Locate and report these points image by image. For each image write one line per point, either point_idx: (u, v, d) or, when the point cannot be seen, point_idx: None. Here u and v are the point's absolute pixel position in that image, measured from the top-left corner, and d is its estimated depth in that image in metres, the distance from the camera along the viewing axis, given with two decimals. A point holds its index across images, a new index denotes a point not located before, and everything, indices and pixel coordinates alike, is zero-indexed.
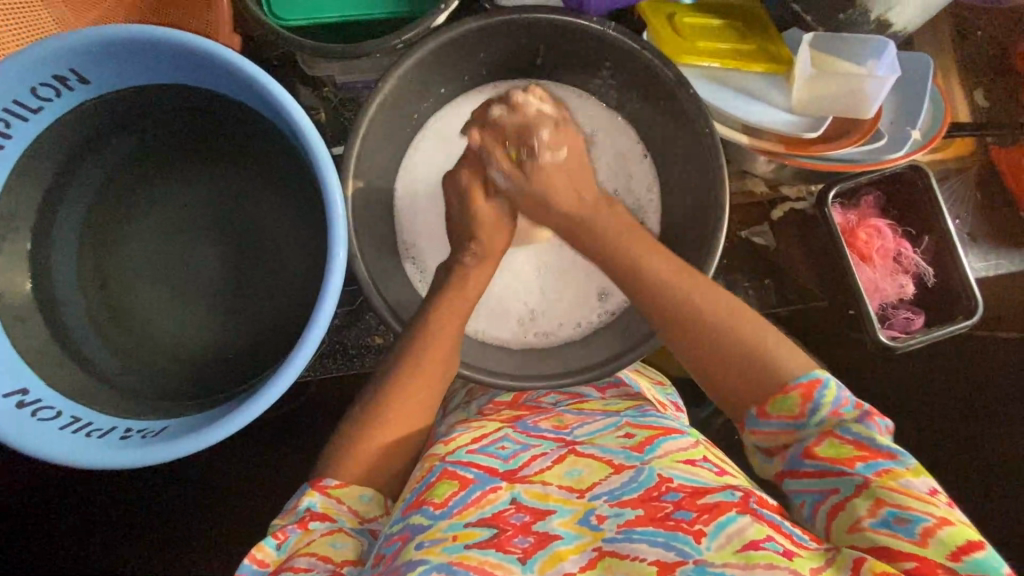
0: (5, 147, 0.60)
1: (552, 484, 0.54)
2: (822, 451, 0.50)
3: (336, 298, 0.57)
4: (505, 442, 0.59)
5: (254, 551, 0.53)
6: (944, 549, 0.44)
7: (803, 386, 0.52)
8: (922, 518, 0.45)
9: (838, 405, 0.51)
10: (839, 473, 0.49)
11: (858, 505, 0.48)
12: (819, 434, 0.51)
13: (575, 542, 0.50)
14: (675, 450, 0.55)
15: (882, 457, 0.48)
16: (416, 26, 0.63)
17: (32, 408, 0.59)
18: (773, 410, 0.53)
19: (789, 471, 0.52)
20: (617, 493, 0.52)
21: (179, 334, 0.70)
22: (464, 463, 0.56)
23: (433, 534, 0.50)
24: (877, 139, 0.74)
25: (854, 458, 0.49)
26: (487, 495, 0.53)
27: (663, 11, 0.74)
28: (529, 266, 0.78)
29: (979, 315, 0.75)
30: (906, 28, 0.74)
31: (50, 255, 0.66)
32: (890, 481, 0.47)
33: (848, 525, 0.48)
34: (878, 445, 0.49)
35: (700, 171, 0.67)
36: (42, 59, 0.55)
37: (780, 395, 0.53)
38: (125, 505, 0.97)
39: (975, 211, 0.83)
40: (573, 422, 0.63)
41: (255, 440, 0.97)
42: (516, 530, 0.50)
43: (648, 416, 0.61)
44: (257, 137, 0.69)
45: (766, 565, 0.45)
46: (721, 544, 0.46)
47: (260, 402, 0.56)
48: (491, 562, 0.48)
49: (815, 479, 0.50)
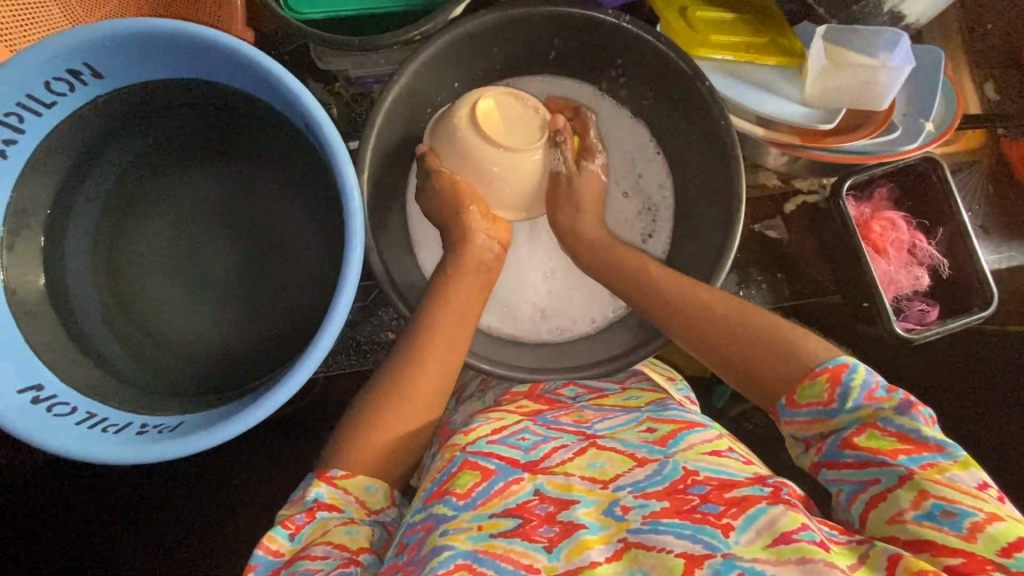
0: (18, 142, 0.59)
1: (575, 475, 0.54)
2: (862, 441, 0.50)
3: (353, 291, 0.57)
4: (526, 433, 0.59)
5: (266, 543, 0.53)
6: (994, 545, 0.42)
7: (831, 370, 0.53)
8: (970, 512, 0.44)
9: (870, 388, 0.51)
10: (881, 464, 0.49)
11: (900, 496, 0.47)
12: (858, 424, 0.51)
13: (601, 533, 0.49)
14: (700, 442, 0.55)
15: (928, 449, 0.48)
16: (435, 18, 0.62)
17: (47, 405, 0.58)
18: (802, 396, 0.54)
19: (827, 461, 0.52)
20: (642, 485, 0.52)
21: (192, 330, 0.69)
22: (486, 453, 0.56)
23: (457, 523, 0.50)
24: (890, 132, 0.74)
25: (896, 450, 0.48)
26: (511, 486, 0.53)
27: (675, 5, 0.74)
28: (544, 261, 0.78)
29: (994, 308, 0.74)
30: (918, 19, 0.75)
31: (63, 251, 0.66)
32: (936, 473, 0.46)
33: (888, 517, 0.47)
34: (924, 437, 0.48)
35: (717, 163, 0.67)
36: (57, 52, 0.55)
37: (807, 381, 0.54)
38: (133, 504, 0.96)
39: (987, 203, 0.83)
40: (593, 417, 0.63)
41: (265, 438, 0.96)
42: (541, 520, 0.50)
43: (671, 410, 0.60)
44: (270, 131, 0.68)
45: (797, 560, 0.44)
46: (750, 539, 0.46)
47: (277, 396, 0.56)
48: (518, 551, 0.48)
49: (855, 470, 0.50)
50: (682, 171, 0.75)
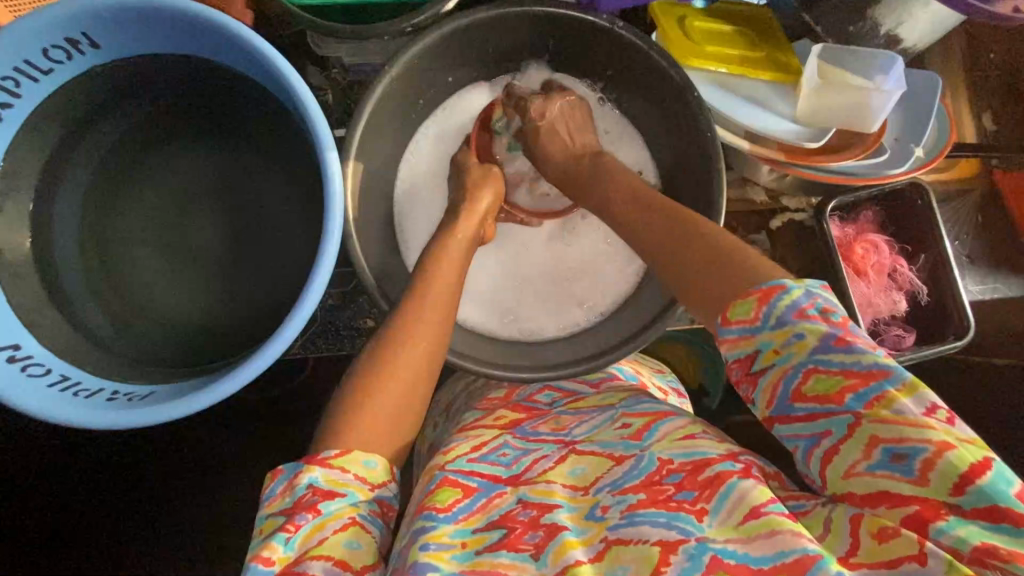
0: (13, 106, 0.60)
1: (556, 482, 0.54)
2: (810, 389, 0.45)
3: (327, 274, 0.58)
4: (506, 449, 0.60)
5: (261, 552, 0.49)
6: (947, 482, 0.41)
7: (762, 290, 0.48)
8: (919, 450, 0.41)
9: (801, 308, 0.46)
10: (829, 412, 0.45)
11: (852, 447, 0.44)
12: (799, 369, 0.46)
13: (583, 535, 0.49)
14: (672, 430, 0.55)
15: (874, 379, 0.43)
16: (427, 10, 0.63)
17: (21, 363, 0.59)
18: (733, 315, 0.49)
19: (777, 416, 0.48)
20: (620, 483, 0.52)
21: (175, 302, 0.70)
22: (466, 472, 0.56)
23: (438, 537, 0.50)
24: (878, 154, 0.74)
25: (842, 391, 0.44)
26: (493, 501, 0.54)
27: (675, 14, 0.75)
28: (520, 258, 0.80)
29: (971, 336, 0.75)
30: (916, 45, 0.74)
31: (52, 215, 0.67)
32: (882, 410, 0.43)
33: (843, 471, 0.45)
34: (867, 367, 0.44)
35: (700, 173, 0.67)
36: (54, 20, 0.56)
37: (737, 300, 0.49)
38: (109, 472, 0.98)
39: (975, 234, 0.83)
40: (571, 422, 0.63)
41: (245, 411, 0.98)
42: (525, 527, 0.50)
43: (643, 403, 0.60)
44: (262, 112, 0.69)
45: (767, 533, 0.44)
46: (722, 520, 0.46)
47: (243, 374, 0.56)
48: (505, 563, 0.48)
49: (805, 423, 0.46)
50: (669, 180, 0.75)
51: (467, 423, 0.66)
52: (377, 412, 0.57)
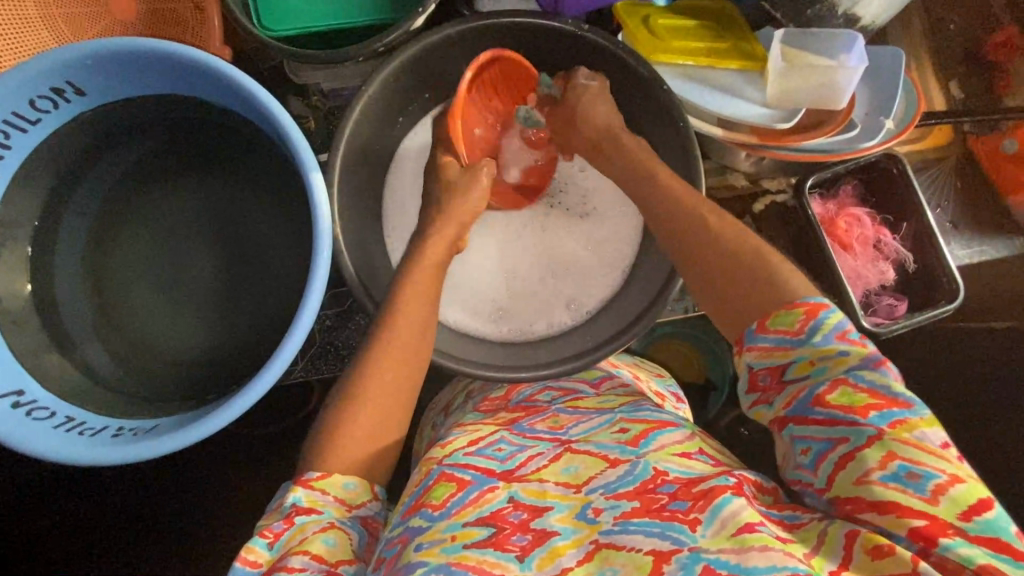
0: (5, 156, 0.62)
1: (549, 481, 0.54)
2: (833, 399, 0.45)
3: (321, 294, 0.58)
4: (501, 444, 0.59)
5: (244, 554, 0.51)
6: (955, 508, 0.41)
7: (809, 304, 0.48)
8: (934, 475, 0.41)
9: (843, 329, 0.47)
10: (851, 422, 0.44)
11: (869, 456, 0.43)
12: (829, 380, 0.45)
13: (572, 537, 0.49)
14: (669, 443, 0.55)
15: (898, 405, 0.44)
16: (394, 31, 0.65)
17: (27, 408, 0.60)
18: (773, 323, 0.49)
19: (793, 417, 0.47)
20: (613, 486, 0.51)
21: (173, 336, 0.71)
22: (461, 465, 0.55)
23: (431, 535, 0.50)
24: (850, 129, 0.75)
25: (867, 406, 0.44)
26: (485, 495, 0.52)
27: (638, 14, 0.76)
28: (507, 260, 0.80)
29: (962, 299, 0.76)
30: (874, 21, 0.76)
31: (49, 262, 0.68)
32: (904, 432, 0.43)
33: (855, 477, 0.44)
34: (894, 393, 0.44)
35: (677, 164, 0.69)
36: (37, 73, 0.58)
37: (783, 309, 0.49)
38: (120, 514, 0.98)
39: (955, 200, 0.85)
40: (568, 421, 0.62)
41: (252, 441, 0.98)
42: (513, 528, 0.50)
43: (643, 410, 0.60)
44: (246, 143, 0.71)
45: (760, 547, 0.43)
46: (716, 531, 0.45)
47: (241, 402, 0.57)
48: (489, 561, 0.47)
49: (824, 427, 0.45)
50: None
51: (464, 420, 0.66)
52: (376, 425, 0.58)
